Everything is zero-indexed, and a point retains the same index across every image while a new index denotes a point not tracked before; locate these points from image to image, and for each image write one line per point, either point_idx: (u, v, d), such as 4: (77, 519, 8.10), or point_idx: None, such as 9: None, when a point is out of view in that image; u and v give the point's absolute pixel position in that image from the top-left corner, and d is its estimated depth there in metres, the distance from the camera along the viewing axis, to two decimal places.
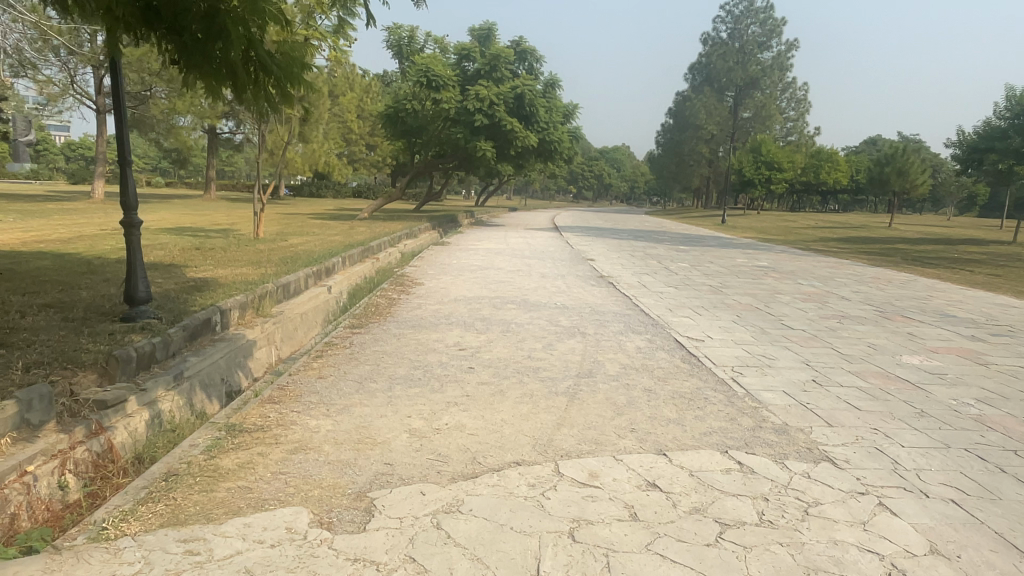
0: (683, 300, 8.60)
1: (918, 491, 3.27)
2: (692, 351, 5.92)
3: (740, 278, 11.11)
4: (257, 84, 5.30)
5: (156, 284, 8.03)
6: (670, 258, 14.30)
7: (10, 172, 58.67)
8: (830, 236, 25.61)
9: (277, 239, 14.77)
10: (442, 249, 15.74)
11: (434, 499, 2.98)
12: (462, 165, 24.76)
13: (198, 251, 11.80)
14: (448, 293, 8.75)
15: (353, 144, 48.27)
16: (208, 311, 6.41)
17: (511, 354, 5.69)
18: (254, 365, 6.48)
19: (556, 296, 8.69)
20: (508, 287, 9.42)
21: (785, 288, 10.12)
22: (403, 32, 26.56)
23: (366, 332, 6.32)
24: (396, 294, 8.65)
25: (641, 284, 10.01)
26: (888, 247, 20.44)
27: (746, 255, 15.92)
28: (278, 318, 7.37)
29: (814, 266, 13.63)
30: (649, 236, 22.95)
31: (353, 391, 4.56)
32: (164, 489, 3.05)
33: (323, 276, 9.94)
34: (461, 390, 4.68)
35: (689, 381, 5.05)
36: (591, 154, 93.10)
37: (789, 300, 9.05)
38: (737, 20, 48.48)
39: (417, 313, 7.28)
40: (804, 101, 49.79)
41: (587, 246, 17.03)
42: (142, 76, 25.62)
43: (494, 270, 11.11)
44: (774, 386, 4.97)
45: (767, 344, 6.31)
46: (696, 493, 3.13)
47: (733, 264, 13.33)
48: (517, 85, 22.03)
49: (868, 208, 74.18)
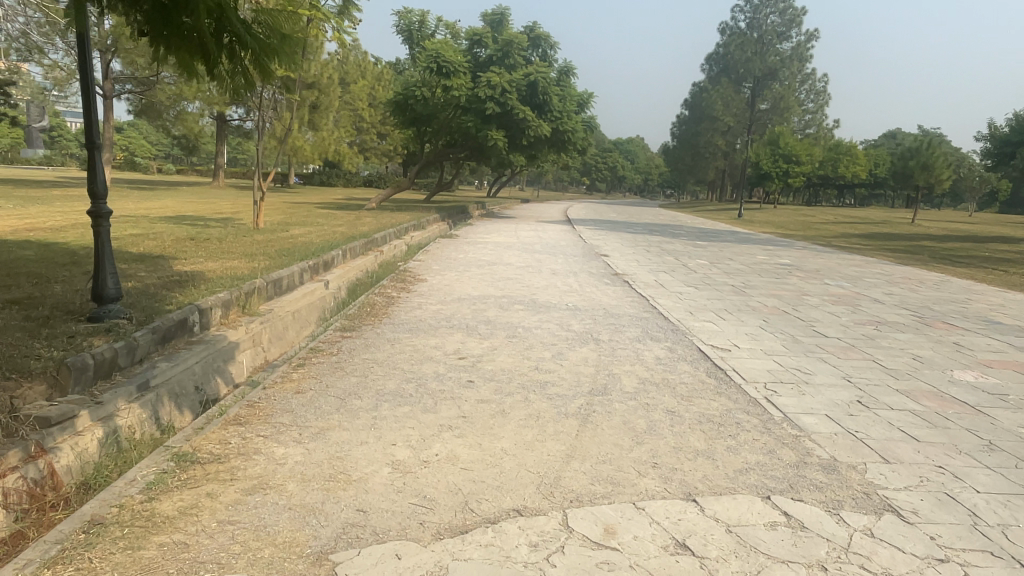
0: (704, 303, 7.97)
1: (1011, 559, 2.66)
2: (718, 363, 5.30)
3: (763, 277, 10.46)
4: (233, 61, 4.71)
5: (138, 278, 7.50)
6: (688, 254, 13.64)
7: (23, 158, 58.43)
8: (852, 231, 24.76)
9: (279, 229, 14.26)
10: (450, 242, 15.17)
11: (411, 566, 2.40)
12: (473, 155, 24.14)
13: (192, 241, 11.31)
14: (452, 291, 8.16)
15: (364, 133, 47.73)
16: (185, 310, 5.88)
17: (514, 365, 5.10)
18: (235, 370, 5.94)
19: (567, 296, 8.07)
20: (515, 284, 8.83)
21: (812, 289, 9.44)
22: (414, 18, 25.96)
23: (357, 336, 5.75)
24: (395, 292, 8.08)
25: (659, 283, 9.37)
26: (914, 244, 19.64)
27: (766, 251, 15.24)
28: (266, 317, 6.86)
29: (840, 265, 12.93)
30: (665, 230, 22.24)
31: (333, 410, 3.98)
32: (82, 542, 2.49)
33: (321, 270, 9.42)
34: (456, 409, 4.08)
35: (716, 401, 4.42)
36: (604, 145, 92.17)
37: (819, 302, 8.39)
38: (756, 9, 47.41)
39: (416, 315, 6.70)
40: (824, 92, 48.74)
41: (600, 240, 16.42)
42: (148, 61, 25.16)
43: (502, 266, 10.52)
44: (816, 409, 4.34)
45: (800, 354, 5.69)
46: (736, 559, 2.53)
47: (754, 261, 12.65)
48: (530, 72, 21.35)
49: (886, 203, 72.88)
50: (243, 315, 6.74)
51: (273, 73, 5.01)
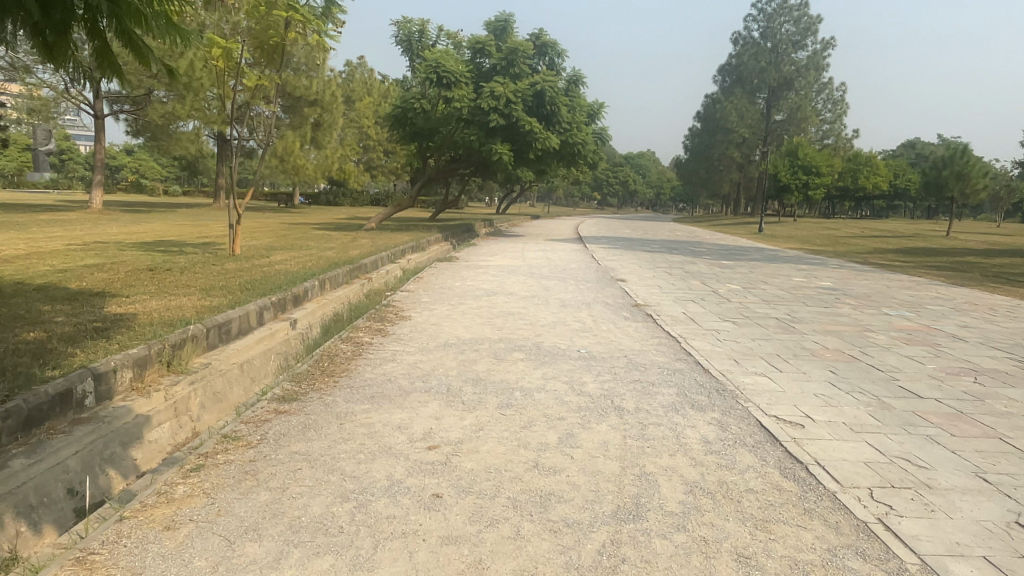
0: (750, 345, 6.42)
1: None
2: (794, 450, 3.79)
3: (810, 307, 8.92)
4: (93, 38, 3.38)
5: (47, 325, 6.07)
6: (715, 277, 12.16)
7: (29, 181, 57.65)
8: (886, 247, 23.06)
9: (259, 255, 12.86)
10: (448, 266, 13.75)
11: None
12: (478, 169, 22.80)
13: (150, 271, 9.92)
14: (438, 334, 6.67)
15: (370, 151, 46.56)
16: (72, 377, 4.41)
17: (503, 458, 3.59)
18: (143, 456, 4.44)
19: (578, 339, 6.55)
20: (517, 322, 7.35)
21: (872, 323, 7.88)
22: (414, 27, 24.71)
23: (296, 412, 4.26)
24: (367, 335, 6.58)
25: (688, 317, 7.83)
26: (960, 262, 17.92)
27: (799, 271, 13.74)
28: (200, 375, 5.41)
29: (891, 289, 11.35)
30: (686, 248, 20.70)
31: (207, 569, 2.51)
32: None
33: (290, 305, 8.01)
34: (407, 563, 2.57)
35: (809, 531, 2.90)
36: (617, 157, 90.92)
37: (889, 342, 6.82)
38: (770, 18, 45.94)
39: (386, 373, 5.22)
40: (842, 101, 46.35)
41: (615, 261, 14.96)
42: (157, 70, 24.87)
43: (502, 297, 9.07)
44: (967, 547, 2.81)
45: (899, 433, 4.16)
46: None
47: (794, 286, 11.08)
48: (536, 81, 19.90)
49: (905, 214, 71.10)
50: (167, 376, 5.28)
51: (154, 58, 3.62)
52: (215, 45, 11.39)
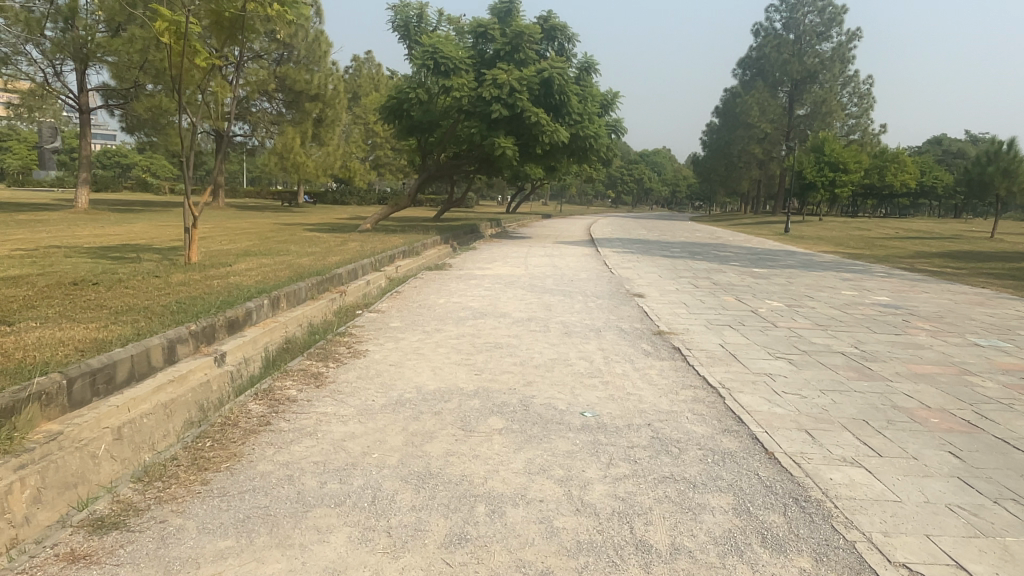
0: (821, 402, 4.63)
1: None
2: None
3: (877, 335, 7.09)
4: None
5: None
6: (750, 291, 10.33)
7: (36, 181, 56.41)
8: (928, 249, 21.22)
9: (219, 263, 11.22)
10: (439, 276, 12.06)
11: None
12: (483, 165, 21.17)
13: (71, 287, 8.19)
14: (393, 384, 4.91)
15: (378, 148, 45.25)
16: None
17: None
18: None
19: (585, 392, 4.80)
20: (505, 362, 5.60)
21: (968, 360, 6.07)
22: (411, 11, 22.93)
23: (100, 558, 2.56)
24: (294, 384, 4.86)
25: (727, 352, 6.04)
26: (1015, 268, 16.07)
27: (844, 281, 11.91)
28: (52, 440, 3.01)
29: (962, 305, 9.53)
30: (708, 251, 18.98)
31: None
32: None
33: (218, 335, 6.01)
34: None
35: None
36: (634, 154, 89.08)
37: (1004, 395, 5.04)
38: (793, 8, 43.72)
39: (288, 461, 3.49)
40: (869, 95, 43.71)
41: (631, 268, 13.20)
42: (142, 56, 23.53)
43: (491, 321, 7.35)
44: None
45: None
46: None
47: (846, 303, 9.30)
48: (544, 67, 18.05)
49: (931, 212, 68.93)
50: (50, 426, 3.36)
51: None
52: (160, 18, 9.70)
